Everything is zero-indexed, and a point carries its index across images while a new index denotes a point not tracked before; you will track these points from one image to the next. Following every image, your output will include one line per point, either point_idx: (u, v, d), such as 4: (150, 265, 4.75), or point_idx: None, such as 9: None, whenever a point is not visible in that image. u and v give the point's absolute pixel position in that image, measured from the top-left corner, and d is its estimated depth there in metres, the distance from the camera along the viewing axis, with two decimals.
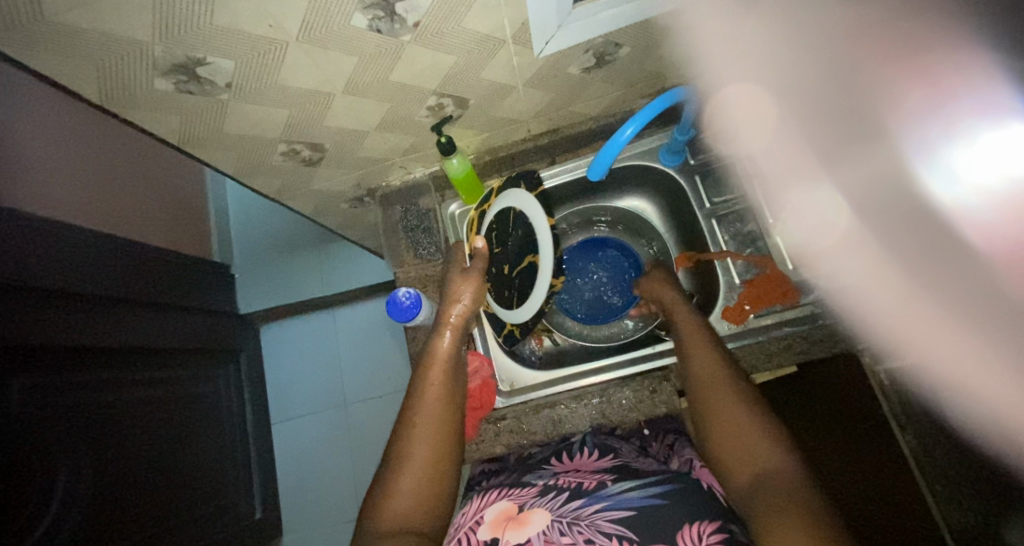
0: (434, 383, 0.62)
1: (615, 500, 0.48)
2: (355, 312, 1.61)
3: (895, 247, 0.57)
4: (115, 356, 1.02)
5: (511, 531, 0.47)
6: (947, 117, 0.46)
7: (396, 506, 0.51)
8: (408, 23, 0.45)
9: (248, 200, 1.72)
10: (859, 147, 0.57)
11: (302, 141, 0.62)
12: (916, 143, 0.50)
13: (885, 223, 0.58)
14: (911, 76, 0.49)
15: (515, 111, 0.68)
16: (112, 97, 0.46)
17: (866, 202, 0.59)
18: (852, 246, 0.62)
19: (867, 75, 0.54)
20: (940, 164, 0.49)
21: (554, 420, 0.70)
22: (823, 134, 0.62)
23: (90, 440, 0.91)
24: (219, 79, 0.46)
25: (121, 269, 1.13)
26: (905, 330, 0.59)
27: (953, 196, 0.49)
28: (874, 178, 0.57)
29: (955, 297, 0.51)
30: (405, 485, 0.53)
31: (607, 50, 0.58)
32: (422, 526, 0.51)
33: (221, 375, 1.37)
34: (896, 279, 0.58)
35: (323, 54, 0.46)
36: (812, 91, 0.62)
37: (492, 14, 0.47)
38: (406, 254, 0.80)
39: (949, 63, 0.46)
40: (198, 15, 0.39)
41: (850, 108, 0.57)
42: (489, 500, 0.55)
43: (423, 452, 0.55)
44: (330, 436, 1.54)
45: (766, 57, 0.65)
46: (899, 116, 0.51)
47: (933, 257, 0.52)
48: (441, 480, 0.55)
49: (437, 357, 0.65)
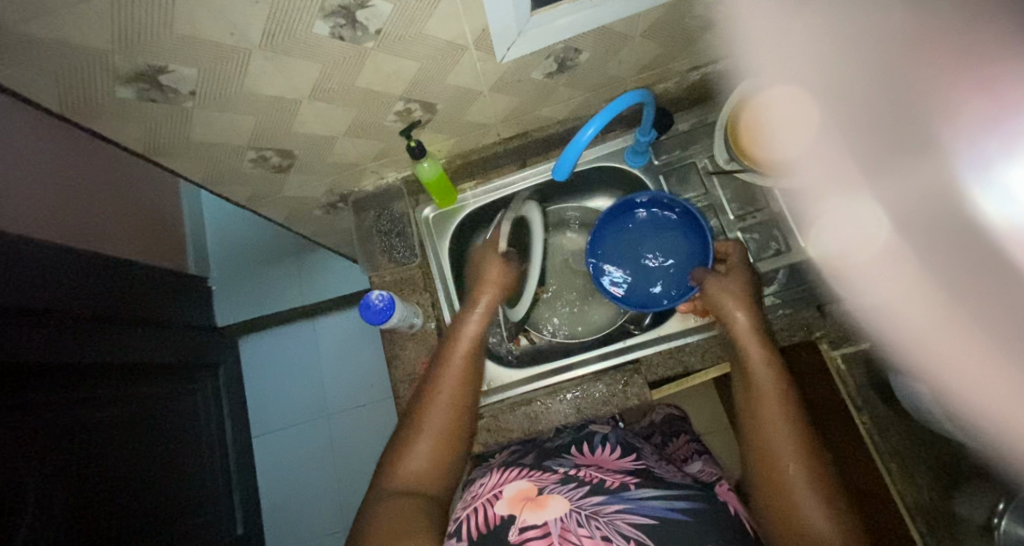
0: (462, 354, 0.62)
1: (636, 504, 0.47)
2: (334, 321, 1.59)
3: (939, 263, 0.56)
4: (86, 373, 1.00)
5: (528, 512, 0.48)
6: (1005, 132, 0.46)
7: (411, 469, 0.53)
8: (370, 31, 0.46)
9: (223, 210, 1.70)
10: (908, 159, 0.57)
11: (271, 149, 0.62)
12: (970, 160, 0.49)
13: (929, 239, 0.57)
14: (966, 85, 0.49)
15: (482, 116, 0.70)
16: (74, 107, 0.46)
17: (912, 216, 0.58)
18: (888, 257, 0.61)
19: (921, 83, 0.54)
20: (995, 179, 0.48)
21: (531, 417, 0.71)
22: (871, 146, 0.62)
23: (67, 460, 0.90)
24: (183, 87, 0.47)
25: (87, 283, 1.10)
26: (936, 350, 0.57)
27: (1010, 215, 0.48)
28: (923, 194, 0.56)
29: (996, 316, 0.51)
30: (421, 448, 0.54)
31: (567, 56, 0.60)
32: (433, 489, 0.53)
33: (199, 390, 1.34)
34: (937, 293, 0.57)
35: (286, 61, 0.47)
36: (857, 99, 0.62)
37: (452, 22, 0.48)
38: (381, 258, 0.80)
39: (1013, 76, 0.46)
40: (158, 24, 0.39)
41: (904, 120, 0.57)
42: (508, 477, 0.56)
43: (441, 426, 0.56)
44: (315, 446, 1.52)
45: (807, 59, 0.65)
46: (953, 131, 0.51)
47: (982, 276, 0.51)
48: (451, 452, 0.55)
49: (469, 327, 0.64)
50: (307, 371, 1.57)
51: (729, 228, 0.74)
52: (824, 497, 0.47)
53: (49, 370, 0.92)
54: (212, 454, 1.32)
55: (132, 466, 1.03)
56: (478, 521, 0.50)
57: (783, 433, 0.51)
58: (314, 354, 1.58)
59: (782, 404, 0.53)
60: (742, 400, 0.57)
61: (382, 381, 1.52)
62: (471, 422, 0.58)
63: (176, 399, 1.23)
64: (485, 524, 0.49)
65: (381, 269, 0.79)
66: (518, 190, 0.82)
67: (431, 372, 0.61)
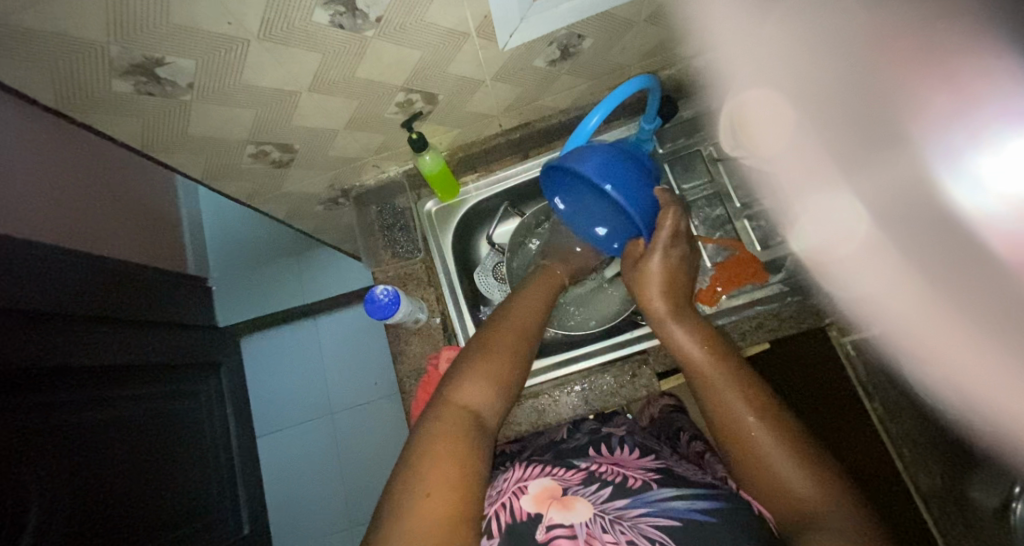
0: (535, 297, 0.65)
1: (659, 506, 0.47)
2: (337, 320, 1.59)
3: (917, 259, 0.49)
4: (88, 376, 0.99)
5: (555, 511, 0.48)
6: (974, 123, 0.38)
7: (466, 389, 0.51)
8: (371, 18, 0.45)
9: (222, 209, 1.69)
10: (877, 154, 0.50)
11: (271, 143, 0.61)
12: (936, 148, 0.42)
13: (906, 231, 0.49)
14: (933, 79, 0.41)
15: (484, 106, 0.69)
16: (71, 102, 0.45)
17: (889, 211, 0.51)
18: (869, 254, 0.56)
19: (881, 81, 0.46)
20: (965, 169, 0.40)
21: (538, 410, 0.71)
22: (844, 140, 0.54)
23: (68, 463, 0.89)
24: (180, 79, 0.46)
25: (86, 285, 1.09)
26: (931, 344, 0.52)
27: (977, 205, 0.40)
28: (898, 186, 0.48)
29: (986, 312, 0.43)
30: (480, 374, 0.53)
31: (570, 42, 0.59)
32: (487, 409, 0.51)
33: (202, 390, 1.34)
34: (923, 290, 0.49)
35: (285, 51, 0.46)
36: (829, 93, 0.54)
37: (453, 7, 0.47)
38: (384, 253, 0.79)
39: (972, 66, 0.39)
40: (153, 12, 0.38)
41: (874, 110, 0.48)
42: (531, 474, 0.56)
43: (506, 353, 0.55)
44: (320, 445, 1.52)
45: (774, 59, 0.63)
46: (922, 122, 0.43)
47: (957, 271, 0.44)
48: (507, 383, 0.54)
49: (545, 281, 0.70)
50: (310, 370, 1.57)
51: (735, 216, 0.74)
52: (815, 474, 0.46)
53: (48, 373, 0.91)
54: (216, 455, 1.31)
55: (136, 467, 1.03)
56: (504, 514, 0.50)
57: (762, 432, 0.49)
58: (316, 353, 1.58)
59: (745, 393, 0.52)
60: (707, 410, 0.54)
61: (387, 378, 1.51)
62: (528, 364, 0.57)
63: (178, 400, 1.22)
64: (510, 517, 0.50)
65: (385, 264, 0.78)
66: (521, 180, 0.81)
67: (507, 305, 0.63)
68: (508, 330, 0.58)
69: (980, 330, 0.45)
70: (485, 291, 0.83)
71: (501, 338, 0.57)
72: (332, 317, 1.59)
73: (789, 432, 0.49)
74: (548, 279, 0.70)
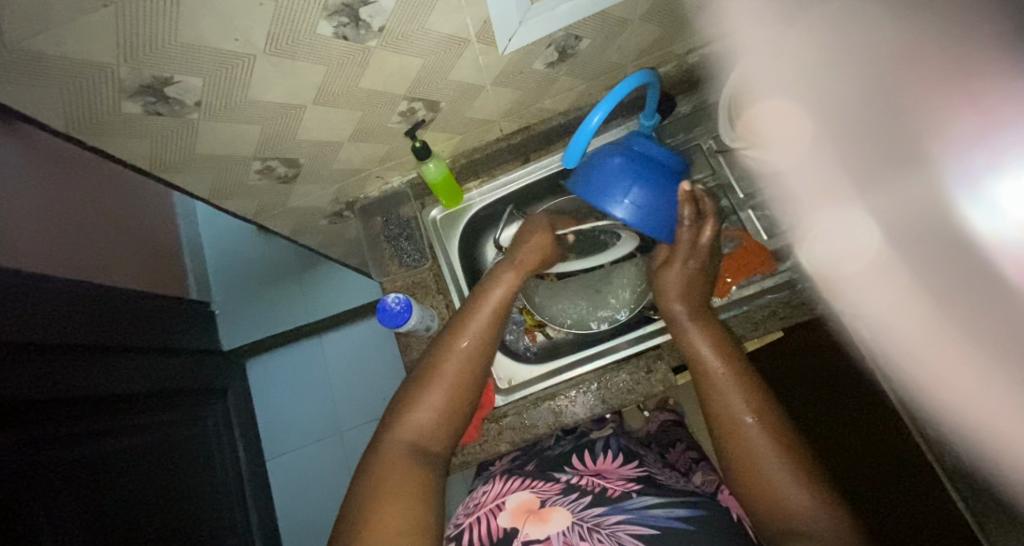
0: (478, 320, 0.63)
1: (638, 514, 0.49)
2: (341, 337, 1.59)
3: (923, 276, 0.53)
4: (89, 407, 0.98)
5: (531, 525, 0.50)
6: (994, 146, 0.44)
7: (417, 422, 0.57)
8: (374, 28, 0.46)
9: (221, 232, 1.69)
10: (897, 174, 0.54)
11: (277, 158, 0.62)
12: (958, 172, 0.47)
13: (917, 251, 0.53)
14: (963, 101, 0.47)
15: (486, 111, 0.69)
16: (81, 127, 0.45)
17: (901, 230, 0.55)
18: (879, 272, 0.58)
19: (919, 103, 0.51)
20: (983, 194, 0.45)
21: (555, 412, 0.70)
22: (862, 157, 0.58)
23: (79, 495, 0.88)
24: (188, 98, 0.47)
25: (87, 314, 1.09)
26: (926, 358, 0.54)
27: (993, 229, 0.45)
28: (913, 207, 0.53)
29: (986, 321, 0.47)
30: (429, 405, 0.58)
31: (568, 44, 0.60)
32: (435, 445, 0.57)
33: (209, 416, 1.33)
34: (927, 306, 0.52)
35: (291, 65, 0.47)
36: (858, 119, 0.59)
37: (455, 13, 0.48)
38: (391, 263, 0.79)
39: (1003, 98, 0.44)
40: (164, 32, 0.39)
41: (900, 133, 0.53)
42: (512, 487, 0.58)
43: (449, 385, 0.59)
44: (328, 464, 1.51)
45: (804, 71, 0.63)
46: (943, 142, 0.49)
47: (962, 291, 0.49)
48: (452, 416, 0.59)
49: (488, 295, 0.66)
50: (316, 389, 1.56)
51: (741, 207, 0.74)
52: (796, 474, 0.50)
53: (50, 404, 0.90)
54: (226, 479, 1.31)
55: (148, 496, 1.02)
56: (483, 533, 0.52)
57: (780, 470, 0.50)
58: (323, 371, 1.57)
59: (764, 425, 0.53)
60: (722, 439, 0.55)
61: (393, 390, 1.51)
62: (475, 389, 0.61)
63: (185, 428, 1.22)
64: (489, 537, 0.51)
65: (393, 275, 0.78)
66: (524, 183, 0.82)
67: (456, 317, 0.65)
68: (455, 366, 0.60)
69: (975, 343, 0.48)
70: None
71: (450, 365, 0.60)
72: (337, 334, 1.59)
73: (792, 449, 0.52)
74: (504, 287, 0.67)
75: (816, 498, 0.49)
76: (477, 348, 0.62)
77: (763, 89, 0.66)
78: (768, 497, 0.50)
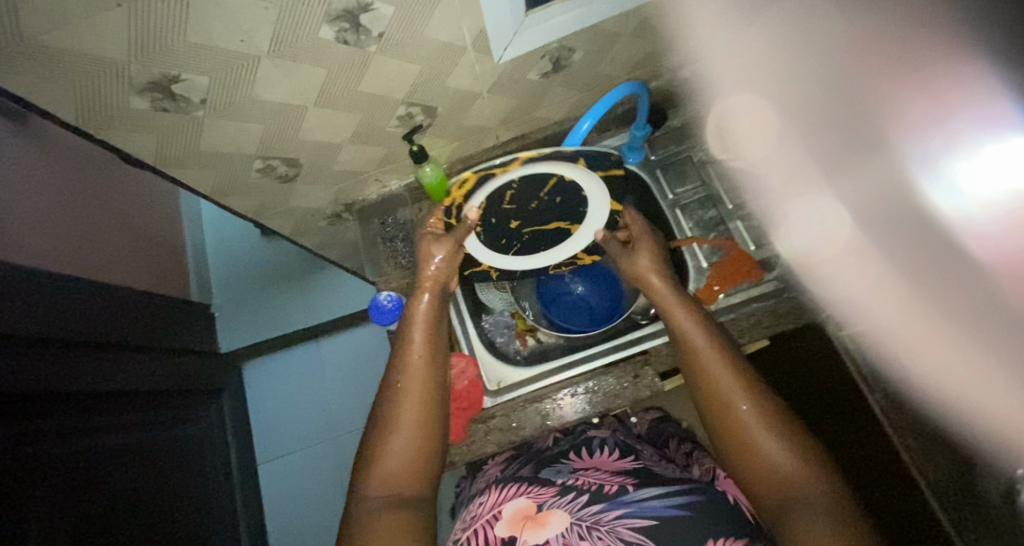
0: (415, 349, 0.63)
1: (636, 507, 0.50)
2: (338, 342, 1.60)
3: (896, 262, 0.53)
4: (82, 403, 0.99)
5: (529, 531, 0.51)
6: (948, 128, 0.42)
7: (392, 469, 0.56)
8: (374, 34, 0.48)
9: (226, 235, 1.71)
10: (857, 158, 0.54)
11: (278, 157, 0.64)
12: (915, 153, 0.46)
13: (886, 236, 0.54)
14: (909, 84, 0.46)
15: (482, 118, 0.71)
16: (90, 120, 0.47)
17: (867, 214, 0.56)
18: (854, 256, 0.59)
19: (868, 87, 0.51)
20: (942, 173, 0.44)
21: (542, 414, 0.70)
22: (824, 143, 0.60)
23: (65, 489, 0.88)
24: (194, 95, 0.49)
25: (88, 310, 1.10)
26: (915, 344, 0.53)
27: (956, 207, 0.43)
28: (873, 191, 0.53)
29: (967, 307, 0.45)
30: (397, 451, 0.57)
31: (561, 55, 0.62)
32: (415, 488, 0.56)
33: (201, 416, 1.33)
34: (901, 291, 0.53)
35: (293, 66, 0.49)
36: (819, 106, 0.59)
37: (451, 22, 0.50)
38: (387, 264, 0.81)
39: (949, 75, 0.42)
40: (172, 30, 0.41)
41: (855, 114, 0.53)
42: (507, 496, 0.59)
43: (413, 424, 0.58)
44: (318, 469, 1.50)
45: (766, 62, 0.70)
46: (900, 128, 0.47)
47: (937, 276, 0.47)
48: (427, 451, 0.58)
49: (417, 314, 0.66)
50: (312, 393, 1.57)
51: (729, 217, 0.74)
52: (784, 441, 0.52)
53: (44, 397, 0.91)
54: (215, 479, 1.30)
55: (133, 494, 1.02)
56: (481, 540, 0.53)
57: (770, 442, 0.52)
58: (319, 375, 1.58)
59: (749, 398, 0.54)
60: (710, 416, 0.57)
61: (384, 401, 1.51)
62: (444, 394, 0.62)
63: (175, 427, 1.22)
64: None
65: (388, 276, 0.79)
66: None
67: (394, 358, 0.63)
68: (411, 404, 0.59)
69: (953, 325, 0.47)
70: (488, 302, 0.84)
71: (405, 409, 0.59)
72: (334, 340, 1.60)
73: (776, 418, 0.53)
74: (421, 314, 0.65)
75: (805, 465, 0.50)
76: (427, 382, 0.61)
77: (732, 87, 0.77)
78: (759, 472, 0.52)
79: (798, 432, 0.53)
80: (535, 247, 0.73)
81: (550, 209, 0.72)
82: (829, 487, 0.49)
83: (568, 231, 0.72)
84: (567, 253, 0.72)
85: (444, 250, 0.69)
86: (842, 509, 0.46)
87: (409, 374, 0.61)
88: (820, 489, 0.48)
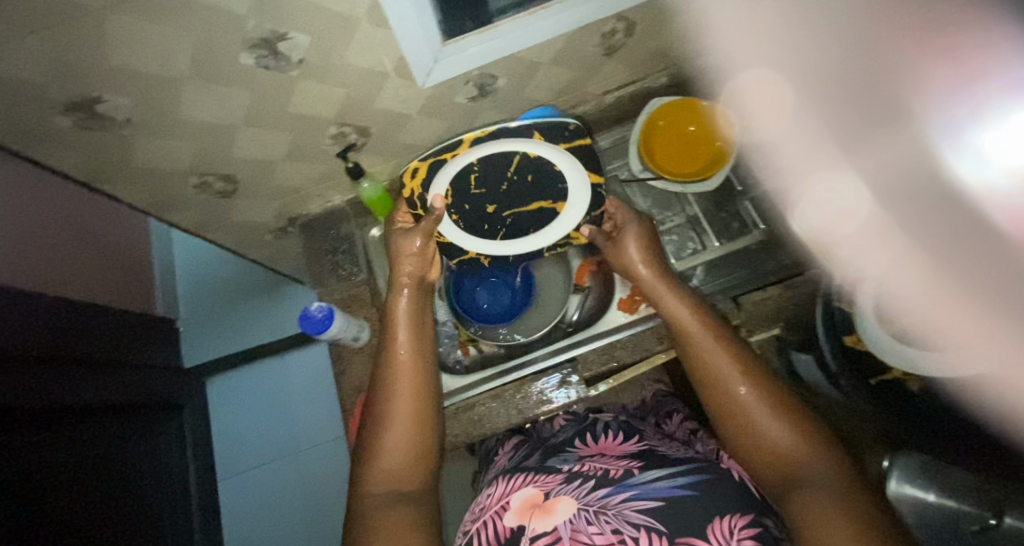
0: (404, 345, 0.64)
1: (642, 489, 0.47)
2: (303, 355, 1.54)
3: (930, 234, 0.58)
4: (39, 419, 0.97)
5: (537, 520, 0.46)
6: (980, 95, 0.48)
7: (389, 465, 0.56)
8: (293, 60, 0.52)
9: (192, 250, 1.70)
10: (890, 129, 0.64)
11: (213, 173, 0.66)
12: (944, 122, 0.54)
13: (911, 206, 0.60)
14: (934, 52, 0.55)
15: (417, 137, 0.75)
16: (16, 138, 0.49)
17: (895, 189, 0.62)
18: (874, 231, 0.62)
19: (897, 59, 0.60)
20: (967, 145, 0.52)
21: (474, 421, 0.74)
22: (852, 116, 0.69)
23: (20, 506, 0.87)
24: (119, 115, 0.51)
25: (48, 325, 1.09)
26: (939, 319, 0.54)
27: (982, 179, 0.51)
28: (900, 168, 0.62)
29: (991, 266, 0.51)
30: (393, 448, 0.57)
31: (485, 81, 0.66)
32: (412, 480, 0.57)
33: (161, 431, 1.31)
34: (928, 268, 0.56)
35: (215, 89, 0.52)
36: (848, 79, 0.68)
37: (368, 51, 0.54)
38: (328, 277, 0.83)
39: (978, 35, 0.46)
40: (94, 56, 0.44)
41: (875, 90, 0.65)
42: (514, 485, 0.54)
43: (405, 422, 0.59)
44: (277, 484, 1.47)
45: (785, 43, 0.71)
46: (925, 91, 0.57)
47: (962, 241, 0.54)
48: (425, 444, 0.59)
49: (398, 314, 0.66)
50: (272, 407, 1.52)
51: None
52: (787, 419, 0.51)
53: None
54: (172, 494, 1.28)
55: (86, 510, 1.00)
56: (488, 535, 0.48)
57: (774, 422, 0.51)
58: (282, 389, 1.52)
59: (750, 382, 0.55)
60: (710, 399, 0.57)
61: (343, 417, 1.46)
62: (435, 386, 0.64)
63: (136, 441, 1.21)
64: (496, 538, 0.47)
65: (329, 289, 0.81)
66: None
67: (382, 358, 0.64)
68: (404, 399, 0.60)
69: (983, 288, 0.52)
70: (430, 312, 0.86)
71: (399, 404, 0.60)
72: (300, 353, 1.55)
73: (780, 402, 0.53)
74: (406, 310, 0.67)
75: (810, 446, 0.49)
76: (417, 379, 0.62)
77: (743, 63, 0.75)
78: (765, 451, 0.51)
79: (803, 416, 0.52)
80: (523, 231, 0.73)
81: (522, 187, 0.66)
82: (839, 467, 0.47)
83: (557, 209, 0.70)
84: (561, 230, 0.73)
85: (417, 239, 0.67)
86: (852, 483, 0.45)
87: (400, 373, 0.62)
88: (833, 466, 0.47)
